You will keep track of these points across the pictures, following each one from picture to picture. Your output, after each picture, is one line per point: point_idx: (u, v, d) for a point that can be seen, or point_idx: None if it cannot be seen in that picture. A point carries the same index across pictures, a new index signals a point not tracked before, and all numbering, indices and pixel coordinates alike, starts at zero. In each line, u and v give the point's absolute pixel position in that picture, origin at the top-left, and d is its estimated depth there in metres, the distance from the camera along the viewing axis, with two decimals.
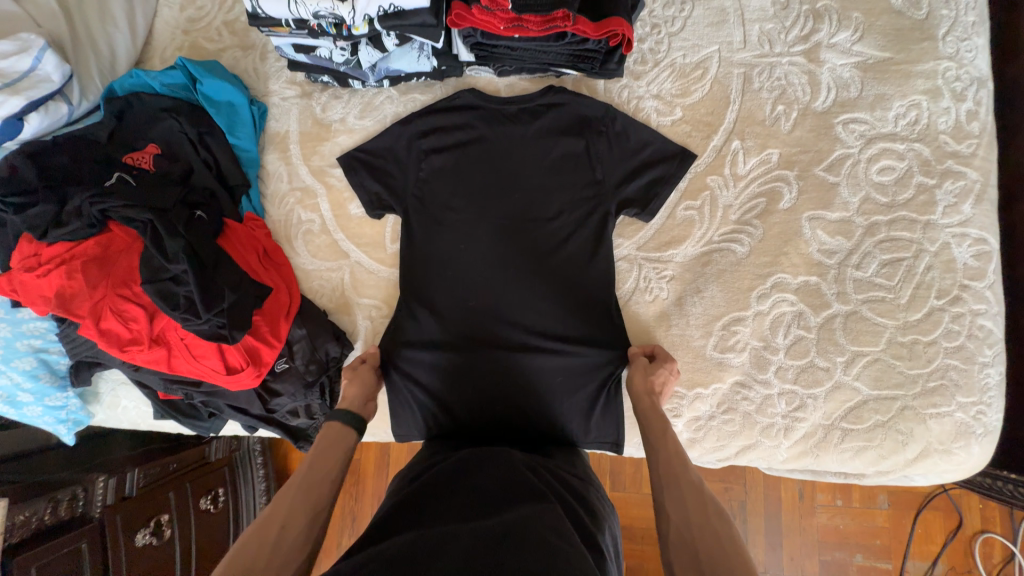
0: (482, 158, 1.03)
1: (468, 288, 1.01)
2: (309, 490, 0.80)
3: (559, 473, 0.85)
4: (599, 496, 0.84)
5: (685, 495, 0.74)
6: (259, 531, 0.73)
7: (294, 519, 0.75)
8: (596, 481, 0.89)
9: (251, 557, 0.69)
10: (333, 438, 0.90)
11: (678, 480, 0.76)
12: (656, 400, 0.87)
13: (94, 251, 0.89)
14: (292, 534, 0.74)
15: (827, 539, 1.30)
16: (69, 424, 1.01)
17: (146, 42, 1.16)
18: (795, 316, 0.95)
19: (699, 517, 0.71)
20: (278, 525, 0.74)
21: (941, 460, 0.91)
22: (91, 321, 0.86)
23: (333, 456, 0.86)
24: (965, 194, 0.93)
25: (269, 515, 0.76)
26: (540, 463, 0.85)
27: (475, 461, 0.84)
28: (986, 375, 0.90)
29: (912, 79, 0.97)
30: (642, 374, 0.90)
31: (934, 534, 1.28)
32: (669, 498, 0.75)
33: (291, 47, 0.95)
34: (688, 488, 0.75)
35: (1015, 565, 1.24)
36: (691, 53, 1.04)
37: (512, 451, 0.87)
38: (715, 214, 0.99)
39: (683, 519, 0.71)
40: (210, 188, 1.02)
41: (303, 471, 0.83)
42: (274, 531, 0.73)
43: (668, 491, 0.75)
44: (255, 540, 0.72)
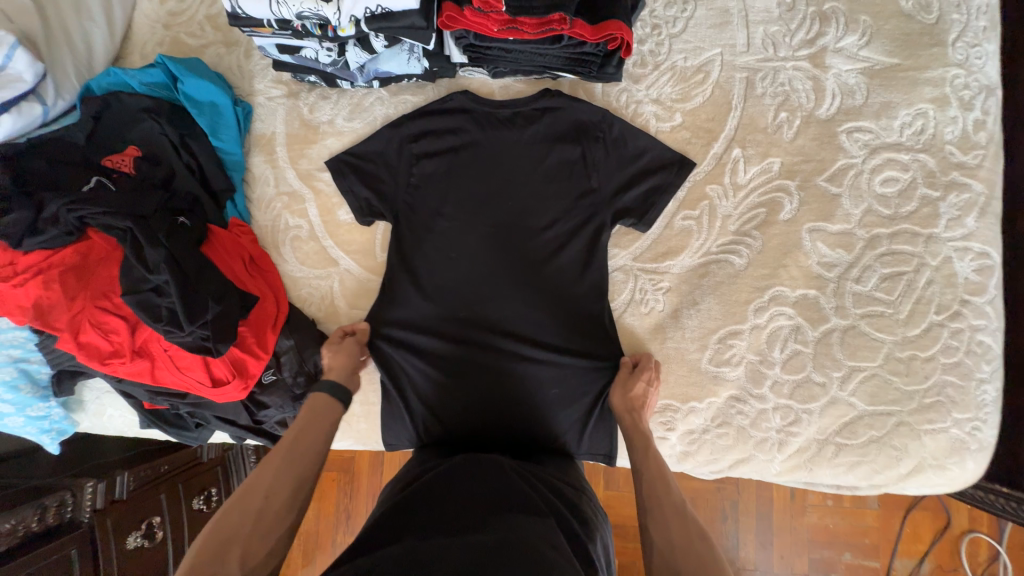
0: (475, 163, 1.00)
1: (460, 296, 0.99)
2: (296, 460, 0.81)
3: (550, 481, 0.84)
4: (591, 505, 0.83)
5: (669, 517, 0.73)
6: (242, 501, 0.74)
7: (277, 489, 0.76)
8: (587, 490, 0.87)
9: (234, 528, 0.71)
10: (316, 410, 0.88)
11: (661, 500, 0.76)
12: (637, 411, 0.88)
13: (73, 260, 0.86)
14: (275, 506, 0.75)
15: (816, 538, 1.31)
16: (52, 434, 0.98)
17: (125, 37, 1.10)
18: (793, 330, 0.93)
19: (683, 541, 0.70)
20: (262, 495, 0.75)
21: (935, 475, 0.91)
22: (69, 335, 0.84)
23: (316, 431, 0.85)
24: (969, 207, 0.91)
25: (252, 484, 0.76)
26: (530, 471, 0.84)
27: (466, 471, 0.82)
28: (983, 391, 0.89)
29: (919, 87, 0.94)
30: (624, 387, 0.91)
31: (922, 534, 1.29)
32: (654, 519, 0.74)
33: (275, 48, 0.90)
34: (671, 507, 0.74)
35: (1000, 564, 1.25)
36: (693, 56, 1.00)
37: (502, 460, 0.85)
38: (714, 224, 0.97)
39: (669, 542, 0.70)
40: (193, 193, 0.98)
41: (288, 442, 0.83)
42: (258, 500, 0.75)
43: (652, 512, 0.75)
44: (238, 511, 0.73)
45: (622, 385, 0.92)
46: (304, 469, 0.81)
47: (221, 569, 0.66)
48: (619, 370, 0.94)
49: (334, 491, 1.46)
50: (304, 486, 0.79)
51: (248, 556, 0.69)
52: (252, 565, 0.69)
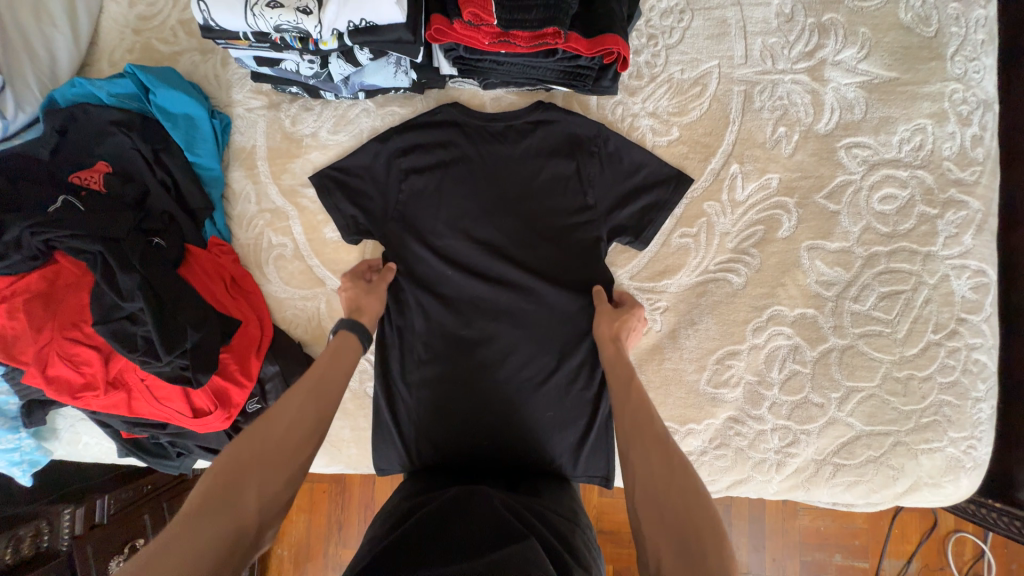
0: (467, 180, 0.96)
1: (454, 316, 0.96)
2: (321, 394, 0.75)
3: (544, 516, 0.79)
4: (583, 536, 0.79)
5: (649, 448, 0.68)
6: (264, 425, 0.68)
7: (299, 423, 0.70)
8: (583, 522, 0.83)
9: (253, 455, 0.65)
10: (346, 346, 0.83)
11: (642, 429, 0.70)
12: (617, 348, 0.84)
13: (39, 287, 0.81)
14: (296, 437, 0.69)
15: (807, 540, 1.31)
16: (24, 466, 0.93)
17: (92, 43, 1.04)
18: (791, 350, 0.92)
19: (664, 473, 0.65)
20: (282, 426, 0.69)
21: (930, 493, 0.91)
22: (36, 369, 0.79)
23: (342, 366, 0.80)
24: (966, 224, 0.90)
25: (274, 413, 0.70)
26: (522, 503, 0.80)
27: (452, 510, 0.77)
28: (979, 410, 0.89)
29: (918, 101, 0.92)
30: (609, 319, 0.88)
31: (910, 534, 1.30)
32: (633, 448, 0.69)
33: (253, 60, 0.85)
34: (651, 437, 0.69)
35: (984, 562, 1.26)
36: (690, 68, 0.97)
37: (493, 493, 0.81)
38: (711, 241, 0.95)
39: (648, 473, 0.66)
40: (168, 212, 0.93)
41: (314, 375, 0.77)
42: (278, 431, 0.68)
43: (632, 442, 0.70)
44: (258, 437, 0.67)
45: (602, 324, 0.88)
46: (329, 400, 0.75)
47: (236, 500, 0.61)
48: (595, 297, 0.92)
49: (326, 501, 1.43)
50: (327, 422, 0.74)
51: (265, 488, 0.63)
52: (268, 500, 0.63)
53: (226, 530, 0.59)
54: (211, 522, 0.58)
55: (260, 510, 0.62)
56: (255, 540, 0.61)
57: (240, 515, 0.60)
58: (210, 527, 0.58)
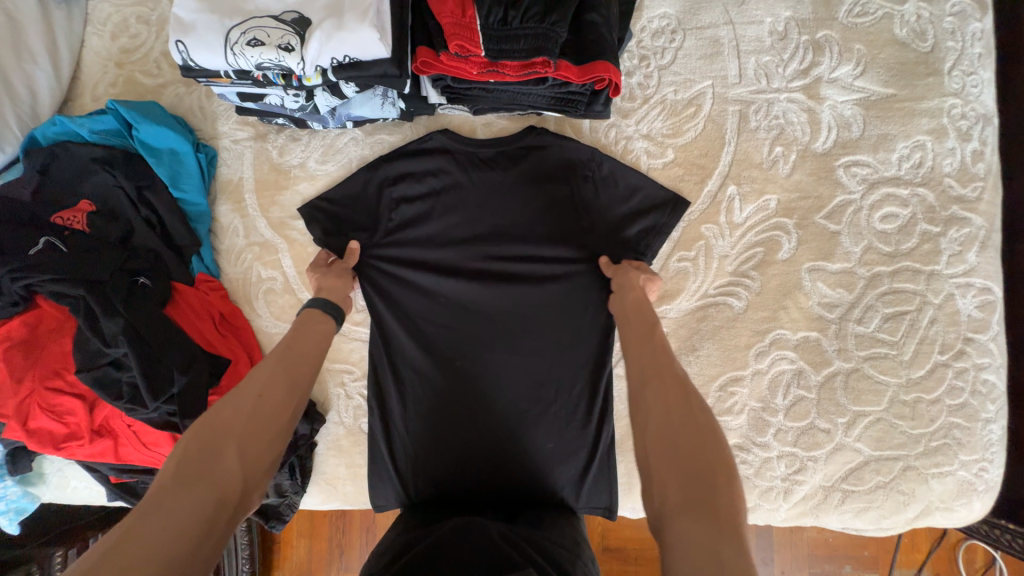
0: (459, 206, 0.95)
1: (448, 345, 0.94)
2: (292, 363, 0.73)
3: (543, 546, 0.77)
4: (585, 568, 0.75)
5: (667, 386, 0.67)
6: (234, 396, 0.67)
7: (271, 390, 0.69)
8: (586, 554, 0.79)
9: (227, 424, 0.63)
10: (315, 319, 0.81)
11: (660, 372, 0.69)
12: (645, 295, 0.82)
13: (20, 333, 0.79)
14: (270, 404, 0.68)
15: (816, 551, 1.27)
16: (11, 514, 0.91)
17: (73, 77, 1.02)
18: (795, 375, 0.90)
19: (680, 409, 0.64)
20: (256, 395, 0.67)
21: (942, 517, 0.89)
22: (17, 422, 0.77)
23: (313, 337, 0.79)
24: (969, 242, 0.89)
25: (245, 385, 0.69)
26: (520, 534, 0.78)
27: (452, 543, 0.74)
28: (989, 431, 0.87)
29: (916, 117, 0.91)
30: (623, 275, 0.86)
31: (919, 544, 1.26)
32: (649, 389, 0.68)
33: (236, 96, 0.82)
34: (671, 381, 0.67)
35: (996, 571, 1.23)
36: (683, 89, 0.95)
37: (489, 522, 0.79)
38: (710, 265, 0.93)
39: (663, 412, 0.64)
40: (154, 250, 0.90)
41: (284, 347, 0.75)
42: (250, 399, 0.67)
43: (650, 382, 0.68)
44: (230, 407, 0.65)
45: (625, 280, 0.85)
46: (304, 371, 0.74)
47: (213, 469, 0.59)
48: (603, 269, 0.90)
49: (326, 526, 1.39)
50: (304, 389, 0.73)
51: (245, 455, 0.62)
52: (249, 467, 0.62)
53: (206, 498, 0.57)
54: (194, 490, 0.57)
55: (241, 479, 0.60)
56: (237, 508, 0.59)
57: (220, 483, 0.58)
58: (187, 494, 0.56)
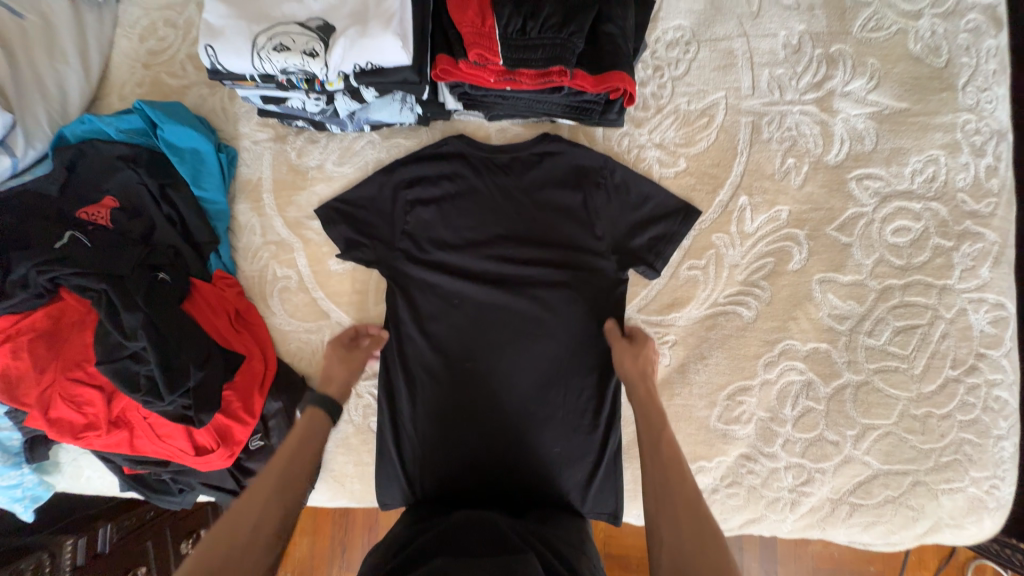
0: (473, 209, 0.96)
1: (459, 346, 0.95)
2: (288, 483, 0.73)
3: (553, 543, 0.77)
4: (591, 565, 0.75)
5: (680, 510, 0.67)
6: (231, 521, 0.67)
7: (266, 518, 0.68)
8: (591, 553, 0.79)
9: (218, 561, 0.62)
10: (314, 422, 0.82)
11: (673, 491, 0.69)
12: (650, 388, 0.82)
13: (44, 325, 0.81)
14: (264, 534, 0.67)
15: (821, 567, 1.25)
16: (25, 501, 0.92)
17: (101, 77, 1.05)
18: (804, 386, 0.90)
19: (694, 540, 0.64)
20: (246, 533, 0.66)
21: (951, 534, 0.88)
22: (39, 411, 0.79)
23: (311, 444, 0.78)
24: (982, 257, 0.89)
25: (239, 510, 0.68)
26: (528, 529, 0.78)
27: (461, 527, 0.77)
28: (1000, 449, 0.87)
29: (930, 132, 0.91)
30: (629, 357, 0.87)
31: (927, 562, 1.24)
32: (661, 515, 0.67)
33: (259, 98, 0.84)
34: (682, 506, 0.67)
35: None
36: (696, 99, 0.96)
37: (497, 516, 0.80)
38: (720, 274, 0.93)
39: (681, 551, 0.63)
40: (174, 246, 0.93)
41: (282, 460, 0.75)
42: (246, 530, 0.66)
43: (661, 502, 0.69)
44: (223, 540, 0.64)
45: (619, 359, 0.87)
46: (300, 485, 0.74)
47: None
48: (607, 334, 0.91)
49: (329, 525, 1.40)
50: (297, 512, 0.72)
51: None
52: None
53: None
54: None
55: None
56: None
57: None
58: None
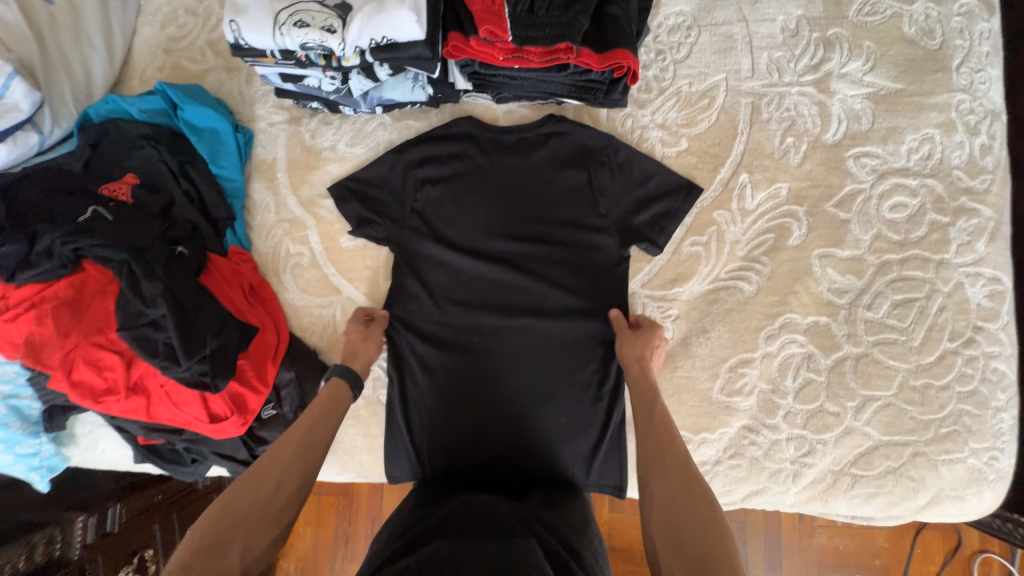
0: (481, 188, 0.99)
1: (467, 323, 0.97)
2: (308, 449, 0.76)
3: (553, 523, 0.77)
4: (592, 546, 0.76)
5: (670, 473, 0.69)
6: (258, 477, 0.71)
7: (288, 478, 0.72)
8: (593, 532, 0.80)
9: (242, 510, 0.67)
10: (336, 396, 0.84)
11: (664, 457, 0.71)
12: (646, 370, 0.85)
13: (66, 294, 0.84)
14: (284, 494, 0.71)
15: (826, 558, 1.25)
16: (41, 471, 0.94)
17: (124, 63, 1.09)
18: (805, 358, 0.92)
19: (684, 499, 0.66)
20: (267, 490, 0.70)
21: (952, 507, 0.89)
22: (61, 374, 0.81)
23: (334, 416, 0.82)
24: (978, 232, 0.91)
25: (262, 472, 0.72)
26: (532, 512, 0.79)
27: (461, 514, 0.78)
28: (999, 420, 0.88)
29: (925, 112, 0.94)
30: (632, 343, 0.89)
31: (932, 554, 1.24)
32: (653, 475, 0.70)
33: (277, 77, 0.88)
34: (673, 465, 0.70)
35: None
36: (698, 81, 1.00)
37: (497, 500, 0.81)
38: (722, 250, 0.96)
39: (671, 510, 0.65)
40: (192, 222, 0.96)
41: (304, 428, 0.79)
42: (268, 488, 0.70)
43: (652, 468, 0.71)
44: (247, 494, 0.69)
45: (623, 350, 0.89)
46: (319, 453, 0.77)
47: (220, 557, 0.62)
48: (614, 322, 0.93)
49: (333, 515, 1.41)
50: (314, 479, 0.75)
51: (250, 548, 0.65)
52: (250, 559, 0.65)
53: None
54: None
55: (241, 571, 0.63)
56: None
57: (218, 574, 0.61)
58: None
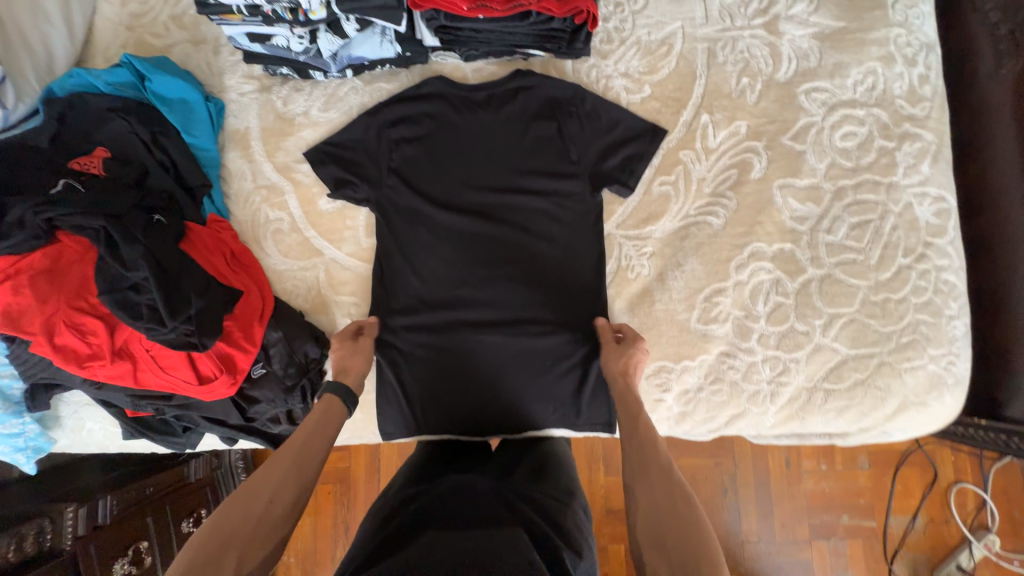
0: (455, 145, 1.02)
1: (449, 276, 0.99)
2: (302, 463, 0.75)
3: (537, 501, 0.73)
4: (577, 521, 0.73)
5: (654, 479, 0.69)
6: (246, 494, 0.69)
7: (281, 494, 0.70)
8: (578, 504, 0.76)
9: (234, 527, 0.65)
10: (330, 410, 0.84)
11: (649, 465, 0.71)
12: (630, 382, 0.84)
13: (43, 264, 0.83)
14: (278, 511, 0.69)
15: (814, 502, 1.30)
16: (28, 452, 0.93)
17: (86, 42, 1.08)
18: (773, 283, 0.97)
19: (667, 501, 0.66)
20: (263, 502, 0.68)
21: (918, 412, 0.95)
22: (43, 339, 0.80)
23: (326, 431, 0.80)
24: (922, 154, 0.97)
25: (256, 486, 0.70)
26: (513, 488, 0.75)
27: (445, 497, 0.73)
28: (954, 327, 0.94)
29: (867, 47, 1.00)
30: (615, 354, 0.89)
31: (912, 489, 1.30)
32: (639, 483, 0.70)
33: (245, 37, 0.92)
34: (658, 474, 0.70)
35: (987, 511, 1.27)
36: (656, 30, 1.04)
37: (480, 481, 0.77)
38: (690, 187, 1.00)
39: (654, 511, 0.66)
40: (168, 190, 0.96)
41: (298, 441, 0.77)
42: (261, 505, 0.68)
43: (638, 475, 0.71)
44: (239, 509, 0.67)
45: (609, 361, 0.89)
46: (313, 468, 0.75)
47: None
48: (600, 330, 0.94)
49: (332, 502, 1.40)
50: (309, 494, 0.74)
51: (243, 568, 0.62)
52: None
53: None
54: None
55: None
56: None
57: None
58: None
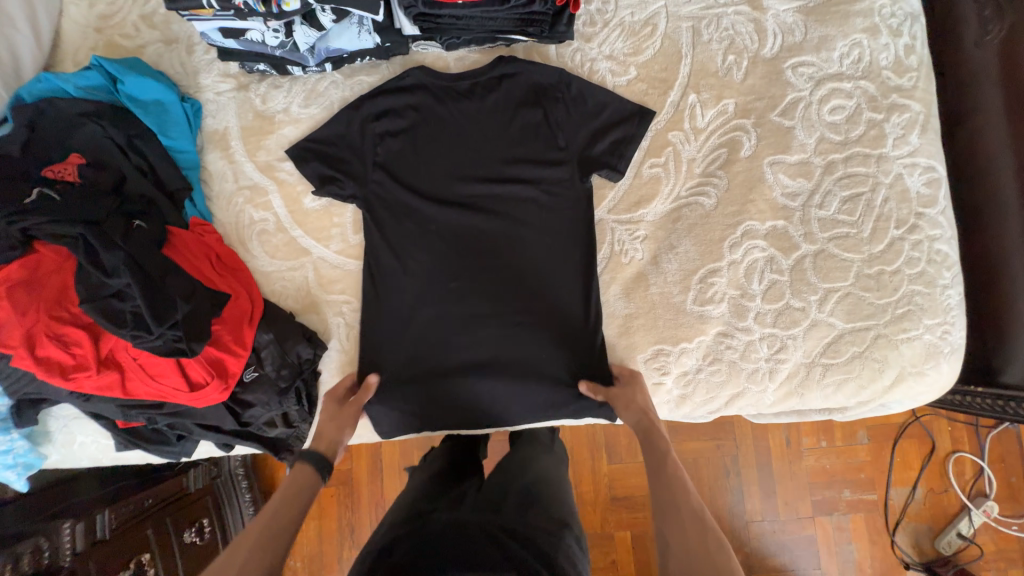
0: (440, 136, 1.00)
1: (440, 270, 0.98)
2: (269, 542, 0.69)
3: (521, 532, 0.72)
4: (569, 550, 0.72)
5: (686, 526, 0.68)
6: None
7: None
8: (570, 531, 0.75)
9: None
10: (300, 478, 0.79)
11: (676, 509, 0.71)
12: (649, 418, 0.85)
13: (19, 275, 0.80)
14: None
15: (816, 480, 1.31)
16: (19, 469, 0.89)
17: (53, 46, 1.04)
18: (767, 261, 0.96)
19: (701, 549, 0.65)
20: None
21: (915, 383, 0.95)
22: (24, 351, 0.78)
23: (299, 500, 0.76)
24: (911, 125, 0.97)
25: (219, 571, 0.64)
26: (508, 530, 0.72)
27: (444, 542, 0.70)
28: (948, 296, 0.94)
29: (851, 19, 0.99)
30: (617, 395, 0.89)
31: (911, 461, 1.31)
32: (668, 527, 0.69)
33: (218, 33, 0.89)
34: (690, 520, 0.69)
35: (984, 478, 1.29)
36: (639, 10, 1.03)
37: (469, 517, 0.75)
38: (680, 168, 0.99)
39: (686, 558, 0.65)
40: (147, 195, 0.92)
41: (266, 516, 0.72)
42: None
43: (666, 516, 0.71)
44: None
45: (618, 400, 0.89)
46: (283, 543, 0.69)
47: None
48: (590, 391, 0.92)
49: (335, 505, 1.39)
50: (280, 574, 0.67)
51: None
52: None
53: None
54: None
55: None
56: None
57: None
58: None
